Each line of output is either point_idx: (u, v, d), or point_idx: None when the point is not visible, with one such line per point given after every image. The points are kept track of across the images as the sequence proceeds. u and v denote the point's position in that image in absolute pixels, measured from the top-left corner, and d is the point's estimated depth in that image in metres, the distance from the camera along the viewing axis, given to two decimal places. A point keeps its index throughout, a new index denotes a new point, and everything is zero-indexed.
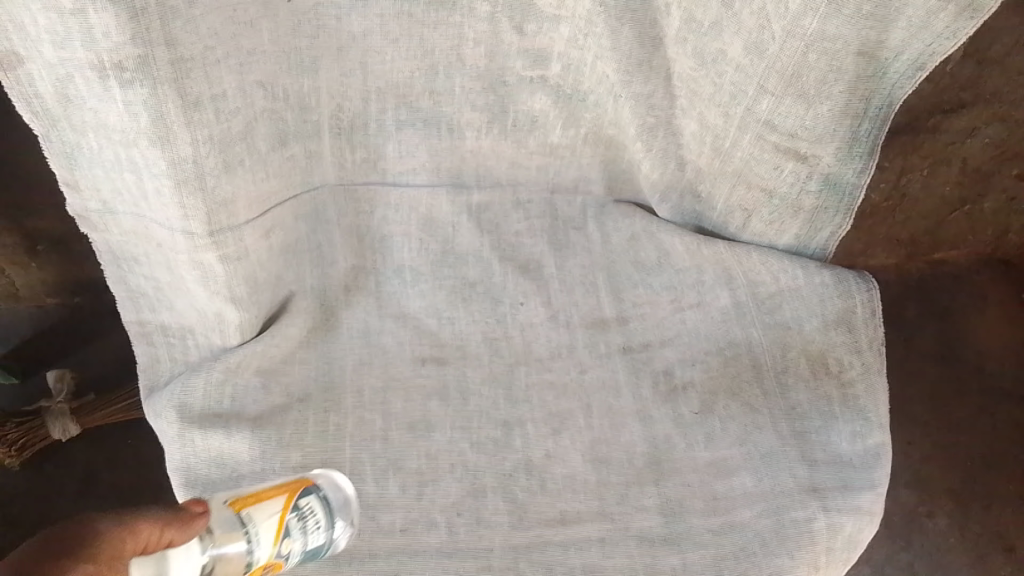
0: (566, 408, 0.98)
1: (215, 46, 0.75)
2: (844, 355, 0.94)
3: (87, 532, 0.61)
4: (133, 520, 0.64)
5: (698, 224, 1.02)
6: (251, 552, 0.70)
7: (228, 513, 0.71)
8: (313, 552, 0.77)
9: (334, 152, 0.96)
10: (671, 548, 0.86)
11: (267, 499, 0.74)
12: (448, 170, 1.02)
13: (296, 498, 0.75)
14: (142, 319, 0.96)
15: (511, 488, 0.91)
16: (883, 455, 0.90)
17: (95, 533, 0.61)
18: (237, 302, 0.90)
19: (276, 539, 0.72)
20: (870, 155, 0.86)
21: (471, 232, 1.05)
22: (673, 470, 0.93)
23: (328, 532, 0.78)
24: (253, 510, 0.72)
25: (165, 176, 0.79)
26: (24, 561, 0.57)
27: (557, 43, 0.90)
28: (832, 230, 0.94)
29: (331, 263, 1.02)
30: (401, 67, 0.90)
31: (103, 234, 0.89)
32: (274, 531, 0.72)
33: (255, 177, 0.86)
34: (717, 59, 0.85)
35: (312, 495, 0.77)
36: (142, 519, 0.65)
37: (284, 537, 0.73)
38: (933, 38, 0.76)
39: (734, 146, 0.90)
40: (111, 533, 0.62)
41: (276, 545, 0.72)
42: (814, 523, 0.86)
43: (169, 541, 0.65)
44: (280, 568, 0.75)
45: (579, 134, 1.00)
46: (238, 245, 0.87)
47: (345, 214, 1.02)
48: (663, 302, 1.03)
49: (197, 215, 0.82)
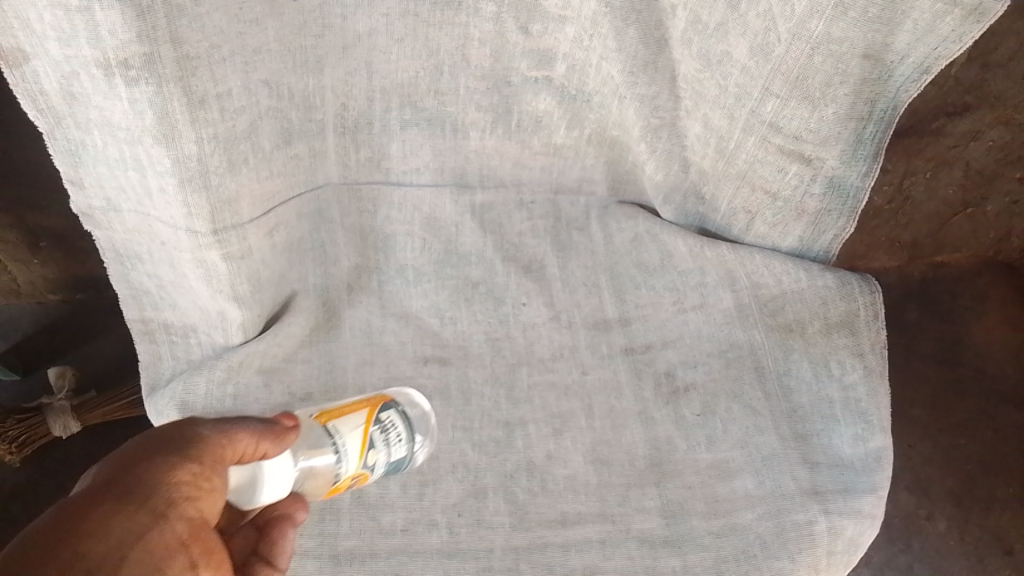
0: (567, 409, 0.98)
1: (221, 44, 0.75)
2: (845, 357, 0.93)
3: (202, 437, 0.68)
4: (232, 437, 0.69)
5: (702, 226, 1.02)
6: (339, 465, 0.77)
7: (317, 428, 0.78)
8: (398, 463, 0.82)
9: (338, 151, 0.96)
10: (672, 550, 0.86)
11: (351, 414, 0.79)
12: (452, 170, 1.02)
13: (376, 412, 0.80)
14: (145, 317, 0.96)
15: (512, 489, 0.92)
16: (885, 459, 0.89)
17: (198, 436, 0.68)
18: (240, 300, 0.91)
19: (361, 451, 0.78)
20: (874, 158, 0.86)
21: (473, 232, 1.05)
22: (675, 471, 0.93)
23: (408, 445, 0.82)
24: (341, 423, 0.78)
25: (170, 174, 0.79)
26: (133, 459, 0.65)
27: (561, 43, 0.90)
28: (835, 233, 0.93)
29: (334, 261, 1.02)
30: (406, 67, 0.90)
31: (107, 231, 0.89)
32: (359, 444, 0.78)
33: (259, 175, 0.87)
34: (723, 61, 0.85)
35: (391, 409, 0.82)
36: (237, 434, 0.70)
37: (368, 449, 0.78)
38: (939, 41, 0.76)
39: (739, 148, 0.90)
40: (212, 443, 0.68)
41: (361, 456, 0.78)
42: (815, 527, 0.85)
43: (262, 454, 0.71)
44: (368, 478, 0.80)
45: (583, 135, 1.00)
46: (242, 244, 0.88)
47: (349, 213, 1.02)
48: (666, 303, 1.03)
49: (201, 213, 0.83)
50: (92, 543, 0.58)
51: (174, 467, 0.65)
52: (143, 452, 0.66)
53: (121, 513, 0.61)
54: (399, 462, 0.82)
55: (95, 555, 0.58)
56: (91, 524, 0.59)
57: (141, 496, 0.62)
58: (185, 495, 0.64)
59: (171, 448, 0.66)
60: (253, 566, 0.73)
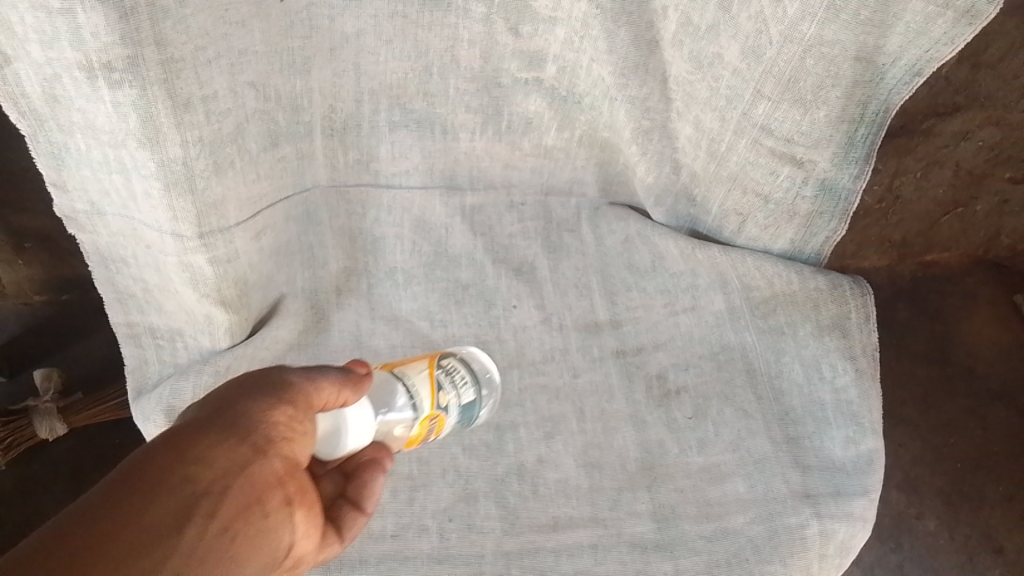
0: (558, 412, 0.97)
1: (207, 46, 0.74)
2: (836, 360, 0.92)
3: (292, 383, 0.67)
4: (317, 384, 0.68)
5: (693, 228, 1.02)
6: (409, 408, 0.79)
7: (385, 376, 0.80)
8: (468, 409, 0.84)
9: (326, 153, 0.95)
10: (664, 554, 0.86)
11: (415, 363, 0.82)
12: (441, 172, 1.01)
13: (438, 359, 0.83)
14: (130, 321, 0.95)
15: (503, 494, 0.91)
16: (876, 461, 0.89)
17: (288, 382, 0.67)
18: (226, 304, 0.90)
19: (432, 391, 0.80)
20: (866, 160, 0.85)
21: (464, 234, 1.04)
22: (666, 475, 0.92)
23: (475, 389, 0.85)
24: (406, 370, 0.81)
25: (155, 177, 0.78)
26: (228, 403, 0.64)
27: (552, 44, 0.89)
28: (827, 235, 0.93)
29: (322, 264, 1.01)
30: (395, 68, 0.89)
31: (91, 235, 0.88)
32: (428, 384, 0.80)
33: (246, 178, 0.86)
34: (714, 63, 0.85)
35: (452, 357, 0.84)
36: (322, 383, 0.69)
37: (438, 390, 0.80)
38: (931, 44, 0.76)
39: (730, 151, 0.90)
40: (301, 388, 0.67)
41: (433, 395, 0.80)
42: (807, 530, 0.85)
43: (343, 401, 0.71)
44: (444, 424, 0.82)
45: (574, 136, 0.99)
46: (229, 247, 0.87)
47: (337, 216, 1.01)
48: (657, 305, 1.03)
49: (187, 217, 0.82)
50: (198, 470, 0.58)
51: (270, 408, 0.64)
52: (238, 389, 0.65)
53: (225, 445, 0.60)
54: (468, 409, 0.84)
55: (202, 484, 0.58)
56: (200, 448, 0.59)
57: (244, 431, 0.62)
58: (282, 436, 0.64)
59: (265, 387, 0.66)
60: (340, 509, 0.74)
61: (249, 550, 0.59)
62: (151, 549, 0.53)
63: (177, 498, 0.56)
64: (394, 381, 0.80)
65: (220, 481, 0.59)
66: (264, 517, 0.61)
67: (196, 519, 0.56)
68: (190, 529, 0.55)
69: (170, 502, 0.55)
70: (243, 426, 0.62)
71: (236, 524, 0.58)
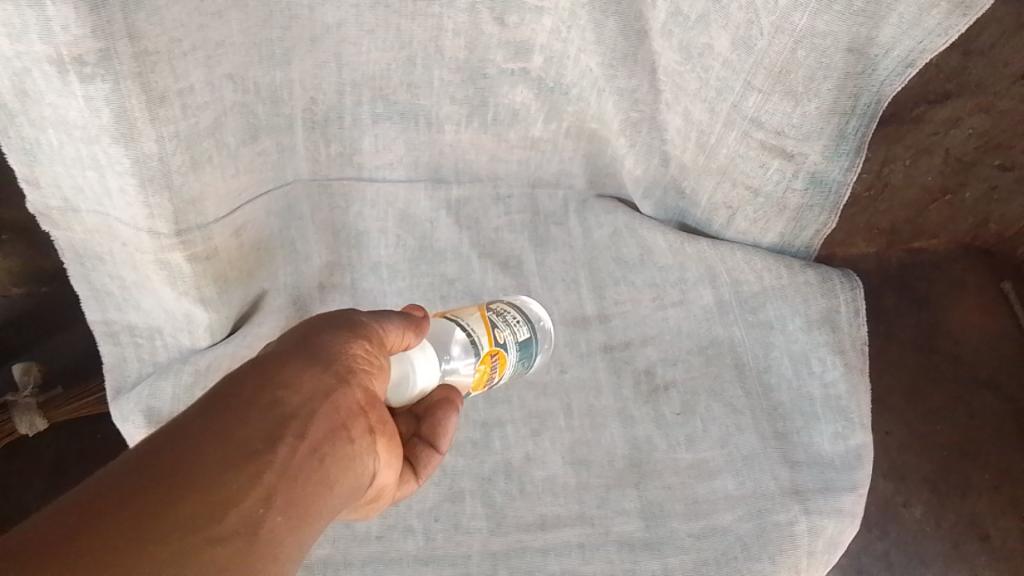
0: (546, 408, 0.96)
1: (182, 38, 0.72)
2: (825, 354, 0.91)
3: (363, 322, 0.69)
4: (385, 325, 0.70)
5: (682, 221, 1.00)
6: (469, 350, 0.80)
7: (442, 323, 0.82)
8: (526, 348, 0.86)
9: (308, 146, 0.92)
10: (652, 553, 0.85)
11: (466, 311, 0.84)
12: (426, 165, 0.99)
13: (487, 306, 0.86)
14: (108, 319, 0.93)
15: (489, 492, 0.90)
16: (865, 456, 0.87)
17: (361, 321, 0.69)
18: (206, 302, 0.88)
19: (488, 329, 0.82)
20: (857, 152, 0.84)
21: (449, 228, 1.02)
22: (654, 472, 0.91)
23: (529, 329, 0.87)
24: (459, 315, 0.83)
25: (130, 174, 0.76)
26: (306, 335, 0.65)
27: (539, 35, 0.87)
28: (817, 228, 0.92)
29: (305, 258, 0.99)
30: (377, 59, 0.86)
31: (66, 232, 0.85)
32: (482, 323, 0.82)
33: (224, 173, 0.83)
34: (704, 54, 0.82)
35: (500, 304, 0.87)
36: (389, 325, 0.71)
37: (493, 328, 0.82)
38: (924, 35, 0.74)
39: (720, 143, 0.88)
40: (372, 328, 0.69)
41: (490, 332, 0.82)
42: (796, 527, 0.84)
43: (408, 344, 0.73)
44: (506, 363, 0.83)
45: (562, 128, 0.97)
46: (208, 244, 0.85)
47: (319, 210, 0.99)
48: (645, 300, 1.01)
49: (163, 214, 0.79)
50: (285, 394, 0.60)
51: (348, 343, 0.66)
52: (315, 324, 0.67)
53: (311, 372, 0.62)
54: (525, 348, 0.86)
55: (290, 407, 0.59)
56: (286, 374, 0.61)
57: (328, 361, 0.63)
58: (360, 370, 0.65)
59: (339, 323, 0.67)
60: (416, 447, 0.77)
61: (336, 473, 0.61)
62: (247, 463, 0.54)
63: (270, 418, 0.58)
64: (451, 325, 0.82)
65: (308, 405, 0.60)
66: (347, 443, 0.62)
67: (287, 440, 0.58)
68: (282, 449, 0.57)
69: (263, 424, 0.57)
70: (325, 357, 0.64)
71: (324, 447, 0.60)
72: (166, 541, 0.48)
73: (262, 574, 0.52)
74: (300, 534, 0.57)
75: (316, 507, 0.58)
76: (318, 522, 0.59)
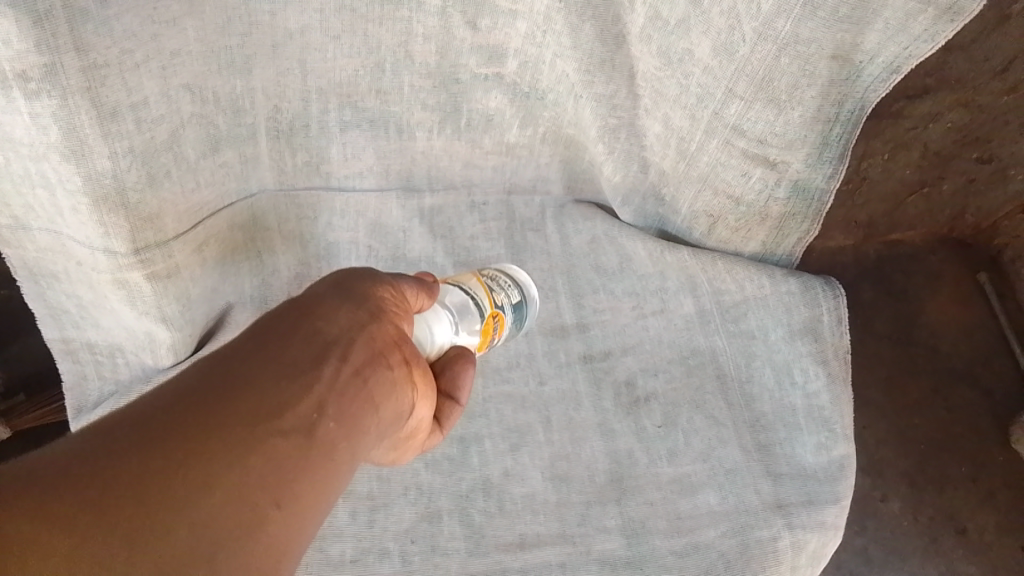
0: (524, 423, 0.94)
1: (134, 49, 0.67)
2: (808, 364, 0.89)
3: (390, 271, 0.70)
4: (408, 275, 0.72)
5: (661, 228, 0.98)
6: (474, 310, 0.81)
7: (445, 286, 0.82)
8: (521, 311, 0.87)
9: (272, 154, 0.88)
10: (634, 572, 0.83)
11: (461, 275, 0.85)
12: (397, 173, 0.96)
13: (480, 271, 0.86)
14: (65, 336, 0.89)
15: (468, 512, 0.88)
16: (848, 467, 0.86)
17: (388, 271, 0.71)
18: (168, 322, 0.84)
19: (487, 293, 0.82)
20: (840, 160, 0.82)
21: (423, 237, 0.99)
22: (636, 487, 0.89)
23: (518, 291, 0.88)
24: (458, 280, 0.83)
25: (82, 193, 0.72)
26: (340, 279, 0.67)
27: (513, 39, 0.83)
28: (799, 236, 0.89)
29: (273, 271, 0.96)
30: (343, 65, 0.82)
31: (18, 250, 0.81)
32: (483, 288, 0.83)
33: (185, 188, 0.79)
34: (684, 59, 0.79)
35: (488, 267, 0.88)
36: (411, 277, 0.73)
37: (492, 292, 0.83)
38: (910, 41, 0.71)
39: (700, 151, 0.85)
40: (399, 277, 0.71)
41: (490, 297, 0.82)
42: (779, 543, 0.83)
43: (428, 301, 0.75)
44: (503, 326, 0.84)
45: (537, 133, 0.94)
46: (168, 262, 0.81)
47: (286, 220, 0.95)
48: (625, 308, 0.99)
49: (120, 233, 0.75)
50: (324, 326, 0.62)
51: (378, 286, 0.68)
52: (349, 271, 0.69)
53: (347, 307, 0.64)
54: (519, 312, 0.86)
55: (329, 337, 0.62)
56: (317, 311, 0.62)
57: (363, 299, 0.66)
58: (390, 310, 0.67)
59: (370, 270, 0.69)
60: (438, 400, 0.77)
61: (377, 399, 0.63)
62: (271, 397, 0.57)
63: (309, 347, 0.60)
64: (452, 288, 0.81)
65: (348, 335, 0.63)
66: (388, 372, 0.64)
67: (328, 365, 0.60)
68: (321, 375, 0.59)
69: (301, 353, 0.60)
70: (354, 300, 0.65)
71: (366, 372, 0.62)
72: (202, 457, 0.52)
73: (302, 484, 0.56)
74: (344, 451, 0.60)
75: (358, 428, 0.61)
76: (361, 447, 0.62)
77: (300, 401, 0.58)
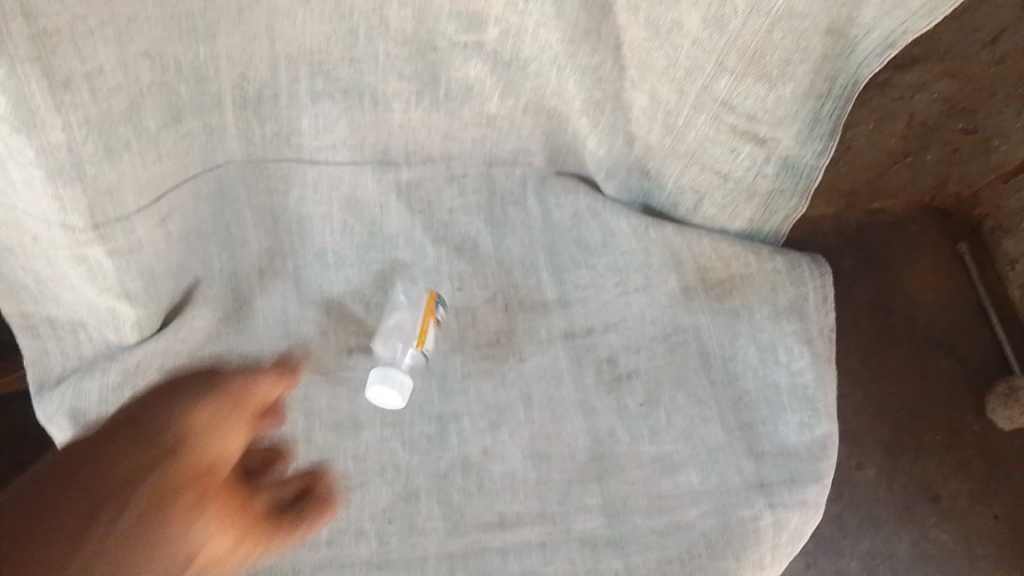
0: (504, 401, 0.92)
1: (85, 15, 0.64)
2: (793, 343, 0.88)
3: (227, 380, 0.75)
4: (259, 376, 0.77)
5: (646, 203, 0.96)
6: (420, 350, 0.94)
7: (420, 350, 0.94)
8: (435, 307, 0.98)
9: (240, 125, 0.84)
10: (615, 551, 0.83)
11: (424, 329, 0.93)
12: (373, 146, 0.93)
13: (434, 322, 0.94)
14: (25, 312, 0.86)
15: (446, 491, 0.86)
16: (830, 446, 0.86)
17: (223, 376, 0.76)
18: (132, 298, 0.81)
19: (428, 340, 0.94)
20: (831, 137, 0.79)
21: (400, 213, 0.97)
22: (617, 466, 0.88)
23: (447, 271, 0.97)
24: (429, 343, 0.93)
25: (34, 166, 0.66)
26: (166, 394, 0.74)
27: (493, 7, 0.80)
28: (787, 213, 0.87)
29: (242, 244, 0.94)
30: (314, 32, 0.78)
31: None
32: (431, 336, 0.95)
33: (145, 159, 0.75)
34: (672, 30, 0.76)
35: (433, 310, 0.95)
36: (262, 377, 0.77)
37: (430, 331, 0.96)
38: (907, 16, 0.68)
39: (688, 125, 0.83)
40: (239, 380, 0.75)
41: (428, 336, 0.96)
42: (760, 522, 0.83)
43: (266, 396, 0.76)
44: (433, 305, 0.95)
45: (519, 104, 0.90)
46: (131, 237, 0.77)
47: (256, 193, 0.92)
48: (608, 285, 0.97)
49: (78, 207, 0.71)
50: (157, 437, 0.67)
51: (198, 398, 0.71)
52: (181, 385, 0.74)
53: (187, 407, 0.70)
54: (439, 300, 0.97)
55: (166, 437, 0.68)
56: (154, 421, 0.69)
57: (171, 435, 0.67)
58: (220, 421, 0.70)
59: (201, 382, 0.74)
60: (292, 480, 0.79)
61: (225, 503, 0.67)
62: (22, 550, 0.56)
63: (144, 456, 0.65)
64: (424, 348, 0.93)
65: (180, 435, 0.67)
66: (224, 484, 0.67)
67: (160, 468, 0.65)
68: (166, 470, 0.65)
69: (147, 455, 0.65)
70: (151, 435, 0.67)
71: (207, 474, 0.67)
72: (57, 531, 0.58)
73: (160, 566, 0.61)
74: (204, 537, 0.64)
75: (213, 515, 0.65)
76: (212, 538, 0.65)
77: (125, 504, 0.62)
